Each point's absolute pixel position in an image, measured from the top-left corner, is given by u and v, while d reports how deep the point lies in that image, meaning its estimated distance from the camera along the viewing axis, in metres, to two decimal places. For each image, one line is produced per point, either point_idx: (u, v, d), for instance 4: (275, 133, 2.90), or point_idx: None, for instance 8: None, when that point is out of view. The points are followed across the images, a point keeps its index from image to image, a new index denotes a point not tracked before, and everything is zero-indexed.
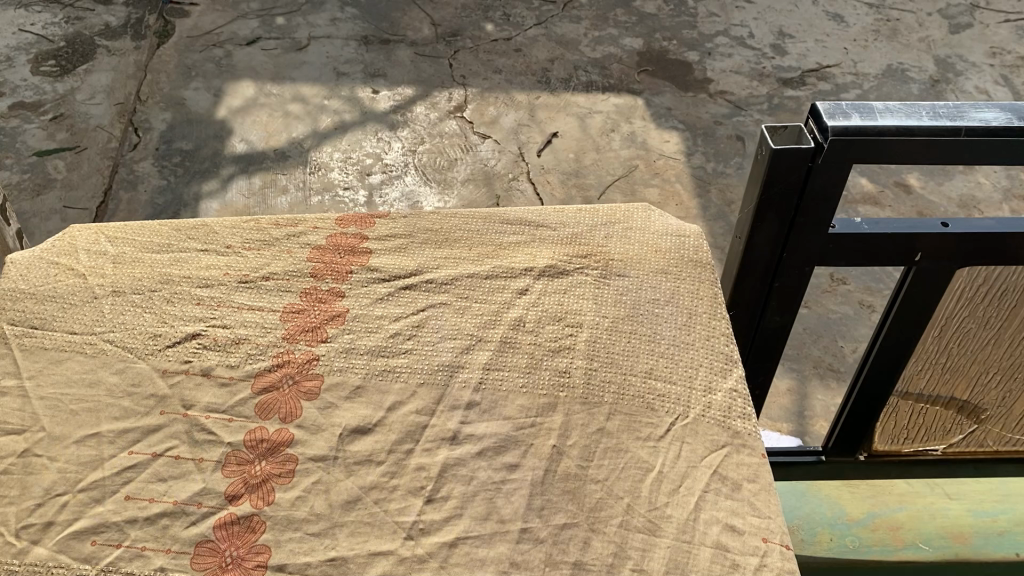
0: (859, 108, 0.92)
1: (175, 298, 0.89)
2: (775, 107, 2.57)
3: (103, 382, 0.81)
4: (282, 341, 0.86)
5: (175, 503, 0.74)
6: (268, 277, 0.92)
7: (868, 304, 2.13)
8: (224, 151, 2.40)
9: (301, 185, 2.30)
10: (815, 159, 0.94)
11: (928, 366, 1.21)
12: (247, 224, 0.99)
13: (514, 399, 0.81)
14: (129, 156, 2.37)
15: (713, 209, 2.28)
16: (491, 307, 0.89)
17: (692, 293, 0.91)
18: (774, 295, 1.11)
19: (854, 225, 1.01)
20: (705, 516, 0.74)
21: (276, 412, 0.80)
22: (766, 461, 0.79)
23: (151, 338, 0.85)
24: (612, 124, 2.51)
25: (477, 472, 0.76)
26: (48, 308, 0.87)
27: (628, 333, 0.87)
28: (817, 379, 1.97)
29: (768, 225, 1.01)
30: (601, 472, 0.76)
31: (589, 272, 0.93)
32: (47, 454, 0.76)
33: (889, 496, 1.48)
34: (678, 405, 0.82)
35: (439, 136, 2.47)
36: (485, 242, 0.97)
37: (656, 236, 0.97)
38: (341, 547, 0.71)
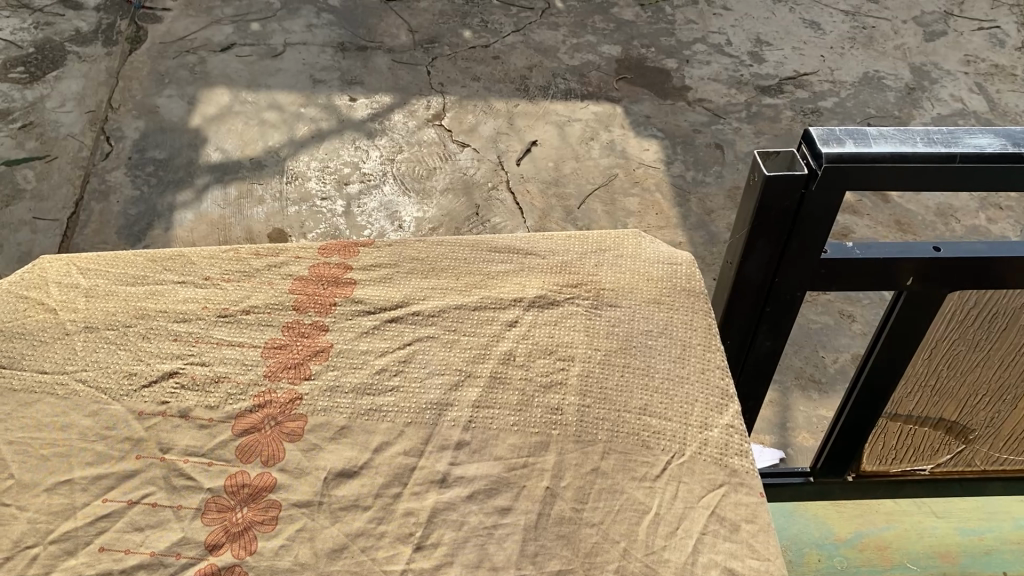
0: (852, 134, 0.90)
1: (152, 334, 0.86)
2: (753, 116, 2.55)
3: (75, 425, 0.78)
4: (264, 379, 0.83)
5: (152, 555, 0.71)
6: (248, 311, 0.89)
7: (848, 315, 2.09)
8: (198, 159, 2.35)
9: (278, 196, 2.26)
10: (809, 186, 0.92)
11: (918, 388, 1.20)
12: (226, 253, 0.96)
13: (506, 438, 0.79)
14: (102, 165, 2.32)
15: (693, 218, 2.26)
16: (481, 341, 0.87)
17: (687, 324, 0.89)
18: (764, 320, 1.09)
19: (846, 249, 1.00)
20: (703, 560, 0.72)
21: (258, 452, 0.77)
22: (764, 500, 0.77)
23: (126, 377, 0.82)
24: (591, 133, 2.49)
25: (467, 516, 0.73)
26: (17, 346, 0.84)
27: (621, 367, 0.85)
28: (799, 390, 1.94)
29: (759, 251, 1.00)
30: (596, 515, 0.74)
31: (580, 302, 0.90)
32: (16, 503, 0.73)
33: (876, 515, 1.48)
34: (674, 443, 0.79)
35: (417, 144, 2.44)
36: (472, 272, 0.94)
37: (648, 264, 0.95)
38: None
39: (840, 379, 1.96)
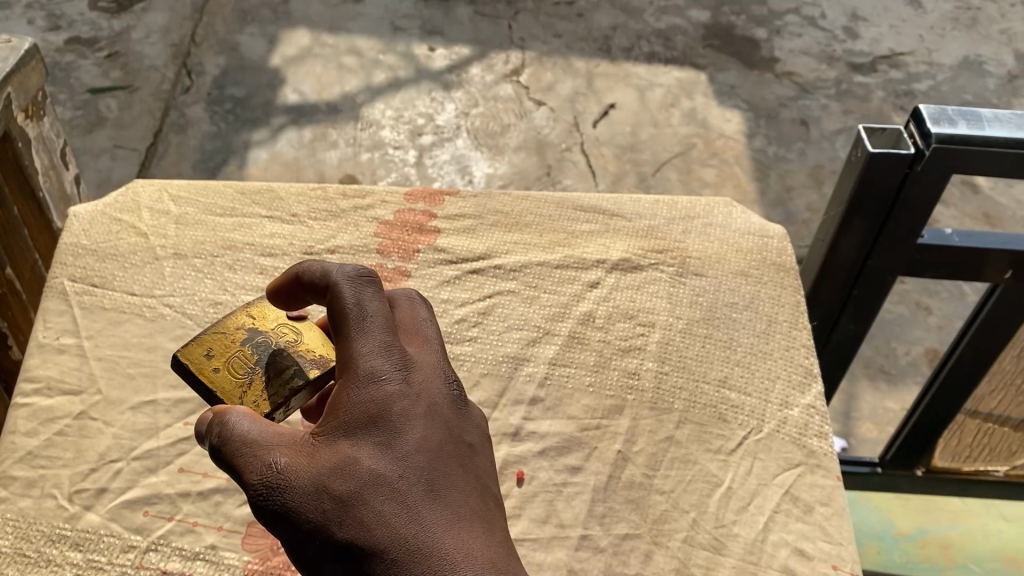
0: (965, 115, 0.86)
1: (238, 265, 0.87)
2: (842, 94, 2.46)
3: (161, 348, 0.80)
4: (376, 255, 0.89)
5: (229, 480, 0.72)
6: (333, 250, 0.89)
7: (924, 307, 2.01)
8: (276, 100, 2.30)
9: (352, 141, 2.21)
10: (913, 166, 0.89)
11: (1002, 386, 1.16)
12: (315, 190, 0.95)
13: (580, 398, 0.79)
14: (182, 99, 2.29)
15: (771, 195, 2.21)
16: (561, 300, 0.86)
17: (774, 299, 0.87)
18: (850, 303, 1.07)
19: (943, 236, 0.97)
20: (773, 538, 0.72)
21: (387, 272, 0.87)
22: (841, 484, 0.76)
23: (212, 306, 0.83)
24: (672, 99, 2.41)
25: (538, 472, 0.74)
26: (109, 266, 0.85)
27: (702, 337, 0.83)
28: (866, 379, 1.89)
29: (854, 230, 0.97)
30: (667, 483, 0.74)
31: (665, 269, 0.89)
32: (103, 418, 0.75)
33: (942, 512, 1.41)
34: (751, 418, 0.78)
35: (493, 99, 2.36)
36: (556, 230, 0.93)
37: (739, 235, 0.93)
38: None
39: (910, 372, 1.90)
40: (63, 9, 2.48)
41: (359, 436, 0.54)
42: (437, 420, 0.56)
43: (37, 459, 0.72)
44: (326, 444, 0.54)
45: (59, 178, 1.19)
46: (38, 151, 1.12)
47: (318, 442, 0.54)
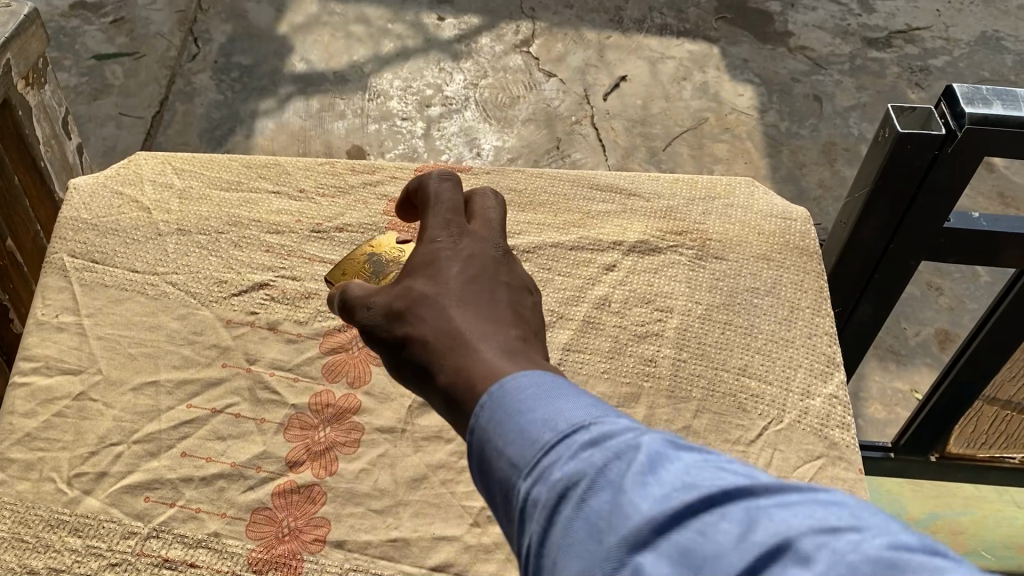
0: (1001, 94, 0.83)
1: (243, 242, 0.84)
2: (857, 69, 2.41)
3: (163, 328, 0.77)
4: (386, 233, 0.86)
5: (233, 465, 0.70)
6: (341, 228, 0.86)
7: (936, 287, 1.98)
8: (283, 69, 2.26)
9: (358, 112, 2.17)
10: (944, 148, 0.85)
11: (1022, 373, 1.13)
12: (322, 166, 0.92)
13: (594, 385, 0.76)
14: (187, 67, 2.25)
15: (784, 171, 2.16)
16: (576, 283, 0.83)
17: (796, 284, 0.84)
18: (871, 287, 1.04)
19: (971, 221, 0.93)
20: None
21: None
22: (863, 477, 0.73)
23: (216, 284, 0.80)
24: (684, 72, 2.36)
25: None
26: (110, 241, 0.83)
27: (722, 324, 0.81)
28: (877, 360, 1.87)
29: (879, 214, 0.94)
30: None
31: (684, 252, 0.86)
32: (103, 399, 0.73)
33: (954, 498, 1.39)
34: (772, 408, 0.76)
35: (502, 71, 2.32)
36: (570, 209, 0.90)
37: (761, 217, 0.90)
38: (403, 528, 0.68)
39: (920, 353, 1.88)
40: None
41: (421, 272, 0.56)
42: (483, 265, 0.57)
43: (36, 441, 0.70)
44: (394, 292, 0.56)
45: (60, 148, 1.16)
46: (38, 120, 1.09)
47: (388, 292, 0.56)
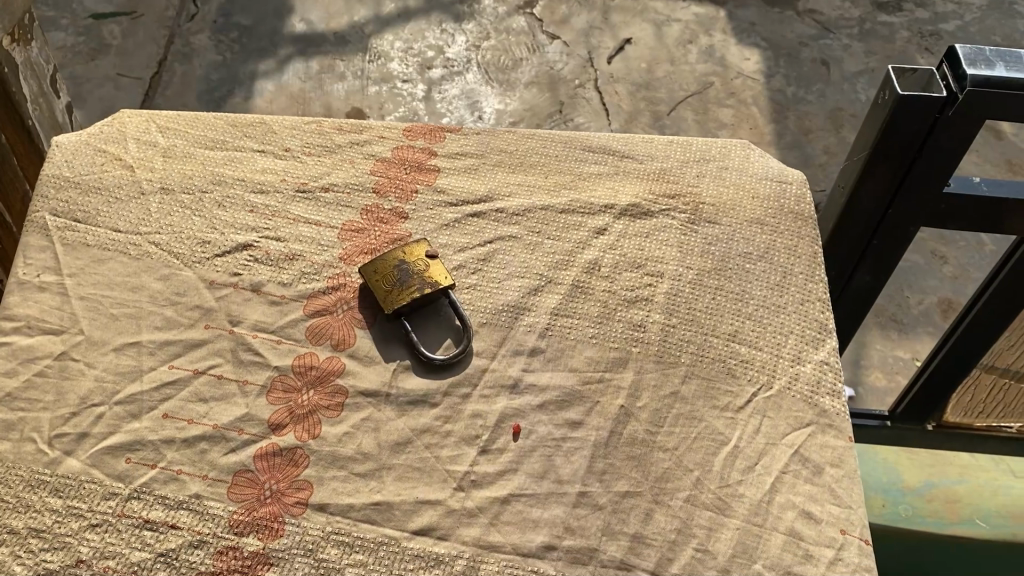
0: (1005, 56, 0.81)
1: (227, 202, 0.83)
2: (866, 34, 2.37)
3: (146, 288, 0.76)
4: (372, 194, 0.85)
5: (215, 427, 0.70)
6: (328, 188, 0.85)
7: (940, 256, 1.96)
8: (282, 30, 2.23)
9: (359, 73, 2.14)
10: (945, 110, 0.83)
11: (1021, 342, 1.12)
12: (309, 125, 0.91)
13: (583, 350, 0.75)
14: (186, 27, 2.22)
15: (789, 136, 2.12)
16: (565, 246, 0.82)
17: (790, 249, 0.83)
18: (869, 254, 1.02)
19: (973, 185, 0.92)
20: (780, 500, 0.69)
21: (384, 213, 0.84)
22: (852, 445, 0.73)
23: (199, 245, 0.79)
24: (690, 36, 2.33)
25: (536, 426, 0.71)
26: (92, 200, 0.81)
27: (713, 289, 0.79)
28: (878, 329, 1.85)
29: (877, 178, 0.92)
30: (671, 440, 0.71)
31: (676, 215, 0.84)
32: (85, 359, 0.72)
33: (950, 466, 1.38)
34: (762, 374, 0.75)
35: (505, 32, 2.28)
36: (562, 171, 0.88)
37: (755, 180, 0.88)
38: (386, 492, 0.67)
39: (921, 322, 1.86)
40: None
41: None
42: None
43: (16, 401, 0.70)
44: None
45: (49, 107, 1.14)
46: (25, 78, 1.07)
47: None
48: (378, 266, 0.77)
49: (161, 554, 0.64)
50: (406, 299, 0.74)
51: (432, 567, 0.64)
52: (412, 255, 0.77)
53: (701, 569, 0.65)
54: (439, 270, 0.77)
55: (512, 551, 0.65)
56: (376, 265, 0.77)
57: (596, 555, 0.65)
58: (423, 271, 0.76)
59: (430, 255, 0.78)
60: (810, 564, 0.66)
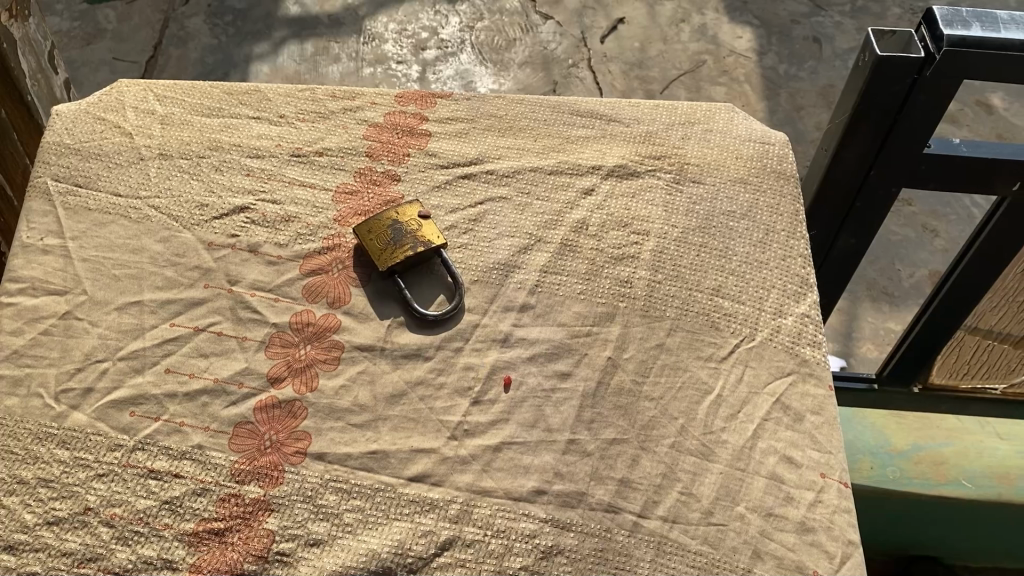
0: (980, 17, 0.83)
1: (225, 167, 0.85)
2: (857, 11, 2.38)
3: (146, 250, 0.78)
4: (366, 157, 0.88)
5: (216, 381, 0.72)
6: (322, 152, 0.88)
7: (931, 229, 1.98)
8: (277, 13, 2.24)
9: (354, 55, 2.15)
10: (923, 71, 0.85)
11: (1004, 303, 1.15)
12: (303, 92, 0.94)
13: (571, 305, 0.78)
14: (181, 11, 2.23)
15: (781, 113, 2.14)
16: (554, 206, 0.84)
17: (771, 207, 0.86)
18: (852, 215, 1.05)
19: (952, 146, 0.94)
20: (763, 446, 0.71)
21: (377, 175, 0.86)
22: (832, 394, 0.75)
23: (198, 208, 0.82)
24: (683, 14, 2.35)
25: (527, 377, 0.73)
26: (93, 166, 0.83)
27: (697, 245, 0.82)
28: (869, 301, 1.88)
29: (858, 140, 0.94)
30: (657, 390, 0.73)
31: (662, 176, 0.87)
32: (89, 318, 0.74)
33: (937, 429, 1.40)
34: (744, 326, 0.77)
35: (499, 13, 2.30)
36: (551, 135, 0.91)
37: (739, 141, 0.91)
38: (382, 441, 0.70)
39: (913, 294, 1.89)
40: None
41: None
42: None
43: (22, 359, 0.72)
44: None
45: (47, 83, 1.16)
46: (23, 54, 1.08)
47: None
48: (372, 225, 0.79)
49: (166, 501, 0.66)
50: (399, 257, 0.76)
51: (427, 512, 0.66)
52: (405, 215, 0.80)
53: (686, 511, 0.67)
54: (432, 230, 0.79)
55: (504, 496, 0.67)
56: (370, 224, 0.79)
57: (585, 499, 0.67)
58: (416, 231, 0.79)
59: (421, 216, 0.80)
60: (790, 505, 0.69)
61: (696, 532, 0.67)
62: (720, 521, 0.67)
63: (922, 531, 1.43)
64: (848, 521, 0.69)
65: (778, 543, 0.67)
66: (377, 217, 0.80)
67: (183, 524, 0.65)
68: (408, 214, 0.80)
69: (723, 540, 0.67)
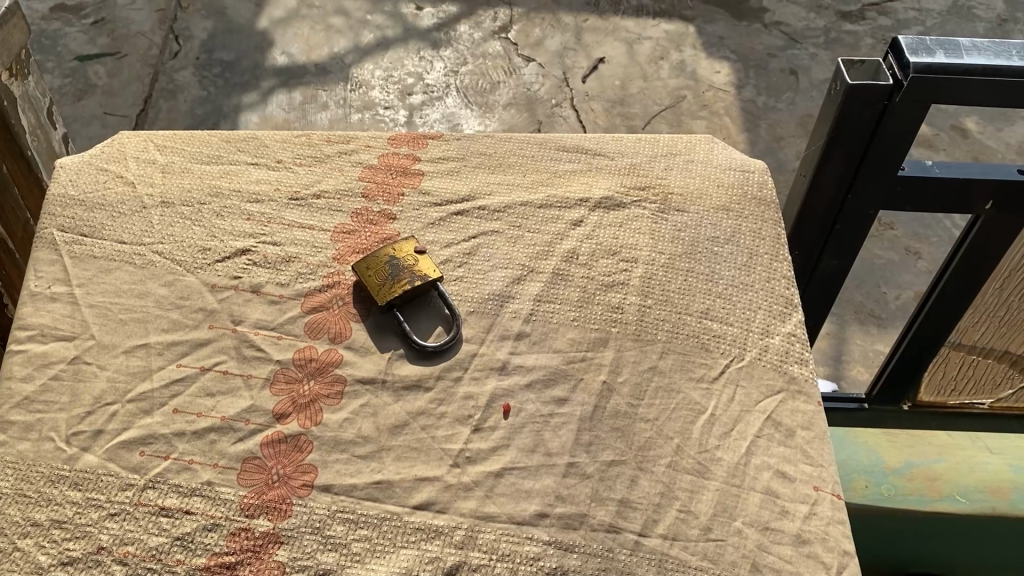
0: (943, 44, 0.87)
1: (226, 212, 0.88)
2: (831, 42, 2.45)
3: (152, 294, 0.81)
4: (362, 198, 0.91)
5: (223, 419, 0.74)
6: (319, 195, 0.91)
7: (915, 252, 2.03)
8: (264, 63, 2.29)
9: (341, 102, 2.20)
10: (892, 97, 0.89)
11: (985, 318, 1.18)
12: (299, 138, 0.97)
13: (565, 332, 0.80)
14: (170, 64, 2.28)
15: (762, 144, 2.19)
16: (545, 238, 0.87)
17: (754, 232, 0.89)
18: (833, 238, 1.08)
19: (925, 168, 0.98)
20: (756, 461, 0.74)
21: (373, 215, 0.89)
22: (821, 409, 0.78)
23: (200, 252, 0.84)
24: (661, 52, 2.41)
25: (525, 404, 0.75)
26: (97, 215, 0.86)
27: (685, 271, 0.85)
28: (857, 324, 1.91)
29: (834, 165, 0.98)
30: (651, 411, 0.75)
31: (647, 206, 0.90)
32: (97, 362, 0.76)
33: (929, 446, 1.43)
34: (733, 347, 0.80)
35: (481, 57, 2.35)
36: (540, 170, 0.94)
37: (720, 170, 0.94)
38: (387, 471, 0.71)
39: (900, 316, 1.92)
40: None
41: None
42: None
43: (33, 404, 0.74)
44: None
45: (46, 138, 1.19)
46: (24, 111, 1.12)
47: None
48: (370, 262, 0.82)
49: (178, 538, 0.68)
50: (397, 291, 0.79)
51: (433, 539, 0.68)
52: (401, 252, 0.83)
53: (685, 528, 0.69)
54: (427, 265, 0.82)
55: (507, 520, 0.69)
56: (368, 261, 0.82)
57: (587, 520, 0.69)
58: (413, 266, 0.82)
59: (418, 251, 0.83)
60: (786, 519, 0.71)
61: (696, 548, 0.68)
62: (718, 536, 0.69)
63: (919, 548, 1.45)
64: (843, 531, 0.71)
65: (776, 556, 0.69)
66: (374, 254, 0.82)
67: (195, 559, 0.67)
68: (402, 249, 0.83)
69: (723, 555, 0.68)
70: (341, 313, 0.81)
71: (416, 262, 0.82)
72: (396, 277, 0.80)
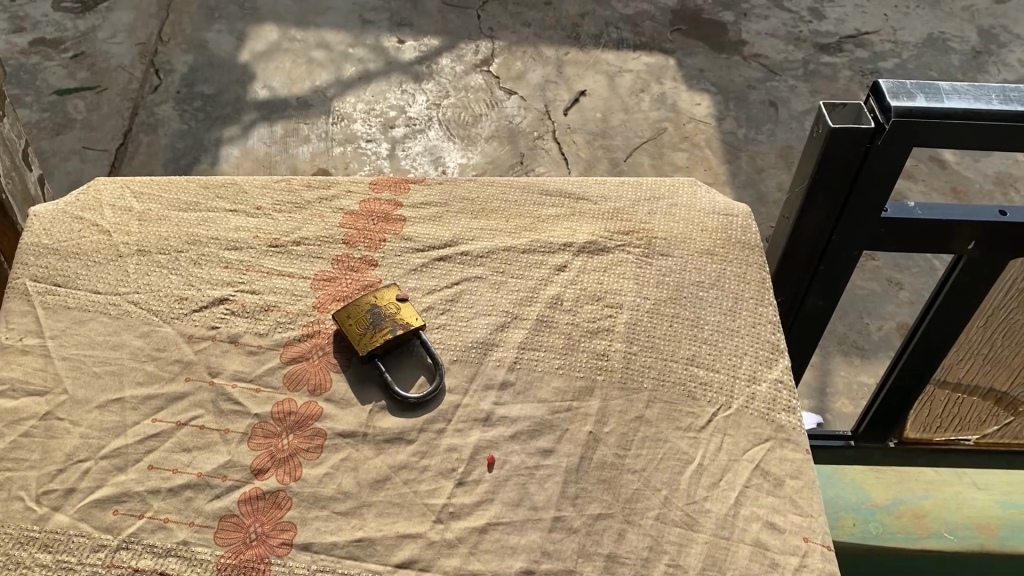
0: (924, 88, 0.87)
1: (204, 260, 0.86)
2: (810, 74, 2.48)
3: (127, 345, 0.79)
4: (343, 244, 0.90)
5: (199, 475, 0.72)
6: (299, 242, 0.89)
7: (896, 283, 2.04)
8: (245, 96, 2.28)
9: (323, 135, 2.19)
10: (874, 140, 0.89)
11: (970, 355, 1.18)
12: (279, 183, 0.96)
13: (550, 381, 0.79)
14: (150, 98, 2.27)
15: (743, 175, 2.19)
16: (528, 284, 0.86)
17: (738, 276, 0.89)
18: (817, 279, 1.08)
19: (907, 210, 0.98)
20: (745, 512, 0.72)
21: (354, 261, 0.88)
22: (810, 457, 0.77)
23: (177, 302, 0.83)
24: (642, 85, 2.42)
25: (510, 455, 0.74)
26: (71, 265, 0.85)
27: (670, 316, 0.84)
28: (840, 355, 1.91)
29: (818, 206, 0.98)
30: (638, 462, 0.74)
31: (630, 250, 0.89)
32: (70, 418, 0.74)
33: (916, 483, 1.43)
34: (720, 395, 0.79)
35: (464, 90, 2.36)
36: (522, 214, 0.93)
37: (704, 214, 0.94)
38: (368, 528, 0.69)
39: (883, 347, 1.92)
40: (26, 11, 2.50)
41: None
42: None
43: (3, 462, 0.72)
44: None
45: (22, 179, 1.17)
46: None
47: None
48: (351, 311, 0.80)
49: None
50: (379, 340, 0.78)
51: None
52: (382, 299, 0.82)
53: None
54: (409, 312, 0.81)
55: None
56: (349, 309, 0.80)
57: None
58: (394, 314, 0.81)
59: (399, 299, 0.82)
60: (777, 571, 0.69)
61: None
62: None
63: None
64: None
65: None
66: (355, 303, 0.81)
67: None
68: (384, 296, 0.82)
69: None
70: (322, 363, 0.79)
71: (398, 310, 0.81)
72: (378, 326, 0.79)
